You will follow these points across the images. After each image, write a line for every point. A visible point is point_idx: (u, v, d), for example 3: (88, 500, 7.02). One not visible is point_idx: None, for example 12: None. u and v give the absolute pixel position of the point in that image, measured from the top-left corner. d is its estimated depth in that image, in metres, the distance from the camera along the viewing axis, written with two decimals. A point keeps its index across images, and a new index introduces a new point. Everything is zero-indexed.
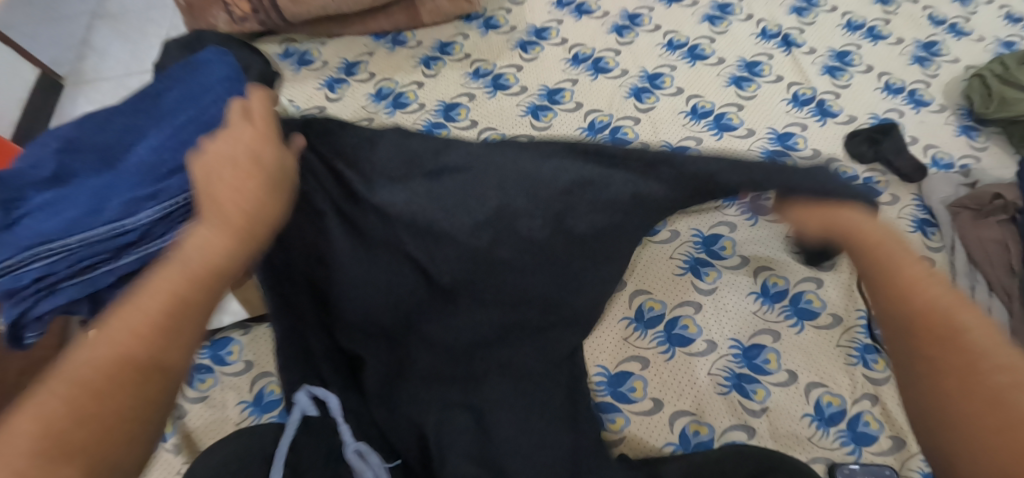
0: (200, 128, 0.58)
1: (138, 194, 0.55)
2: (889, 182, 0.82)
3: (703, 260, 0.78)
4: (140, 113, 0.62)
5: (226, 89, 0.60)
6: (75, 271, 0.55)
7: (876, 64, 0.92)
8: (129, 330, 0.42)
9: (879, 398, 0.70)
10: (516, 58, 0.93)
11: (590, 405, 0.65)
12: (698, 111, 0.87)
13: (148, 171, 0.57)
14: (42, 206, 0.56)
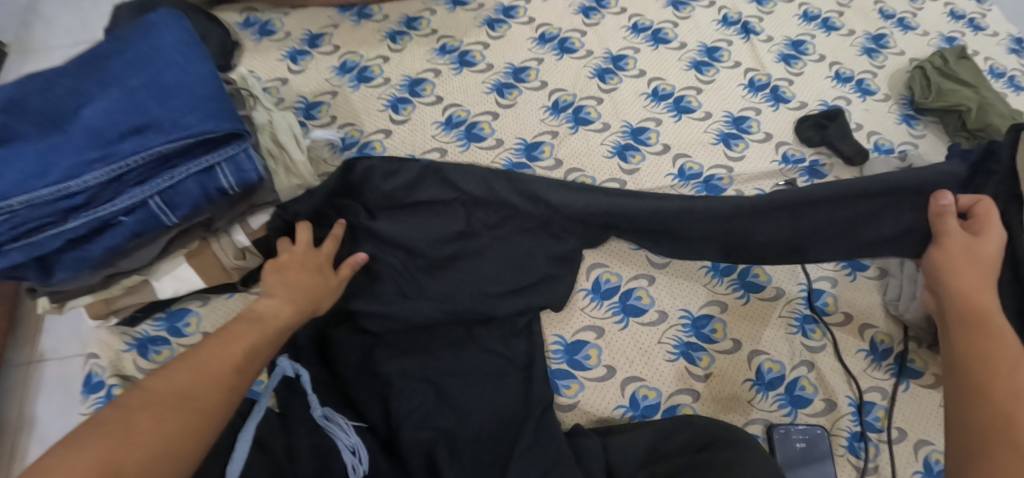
0: (153, 93, 0.59)
1: (86, 157, 0.56)
2: (833, 165, 0.87)
3: None
4: (86, 76, 0.61)
5: (182, 57, 0.62)
6: (21, 230, 0.56)
7: (829, 53, 0.96)
8: (211, 362, 0.53)
9: (814, 364, 0.75)
10: (483, 35, 0.94)
11: (532, 367, 0.70)
12: (659, 94, 0.90)
13: (96, 133, 0.57)
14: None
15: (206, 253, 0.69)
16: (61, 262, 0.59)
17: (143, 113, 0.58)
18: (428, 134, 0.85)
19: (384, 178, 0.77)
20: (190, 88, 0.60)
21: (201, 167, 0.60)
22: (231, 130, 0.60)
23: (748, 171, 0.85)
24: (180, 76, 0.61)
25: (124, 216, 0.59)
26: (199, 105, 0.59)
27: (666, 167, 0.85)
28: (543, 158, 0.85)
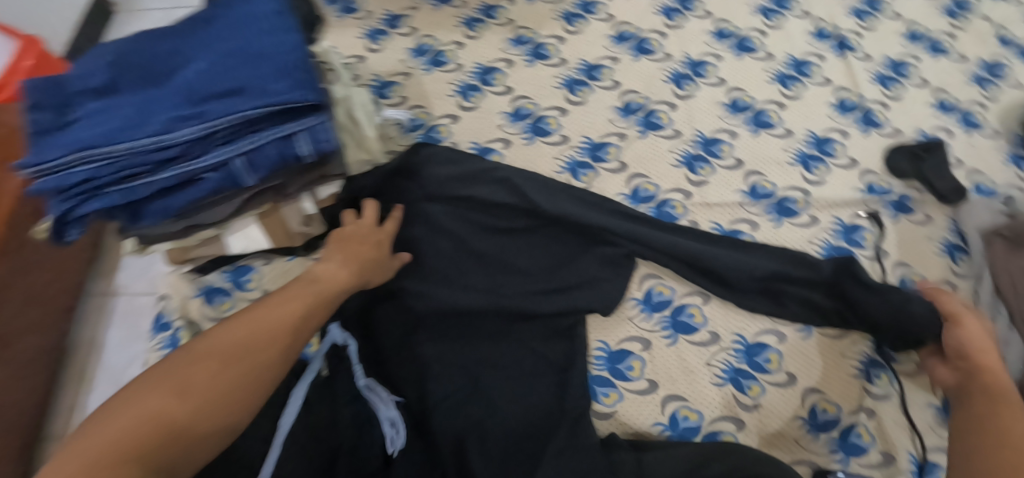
0: (245, 58, 0.61)
1: (180, 112, 0.58)
2: (922, 201, 0.80)
3: None
4: (189, 37, 0.64)
5: (275, 26, 0.63)
6: (118, 176, 0.57)
7: (933, 78, 0.88)
8: (260, 322, 0.53)
9: (874, 412, 0.69)
10: (559, 29, 0.92)
11: (572, 368, 0.68)
12: (737, 105, 0.86)
13: (193, 91, 0.59)
14: (89, 114, 0.59)
15: (277, 216, 0.70)
16: (148, 209, 0.60)
17: (236, 75, 0.60)
18: (494, 123, 0.84)
19: (445, 168, 0.76)
20: (279, 56, 0.61)
21: (281, 134, 0.60)
22: (314, 100, 0.60)
23: (826, 197, 0.80)
24: (271, 42, 0.62)
25: (209, 173, 0.60)
26: (287, 71, 0.60)
27: (736, 182, 0.81)
28: (608, 160, 0.82)
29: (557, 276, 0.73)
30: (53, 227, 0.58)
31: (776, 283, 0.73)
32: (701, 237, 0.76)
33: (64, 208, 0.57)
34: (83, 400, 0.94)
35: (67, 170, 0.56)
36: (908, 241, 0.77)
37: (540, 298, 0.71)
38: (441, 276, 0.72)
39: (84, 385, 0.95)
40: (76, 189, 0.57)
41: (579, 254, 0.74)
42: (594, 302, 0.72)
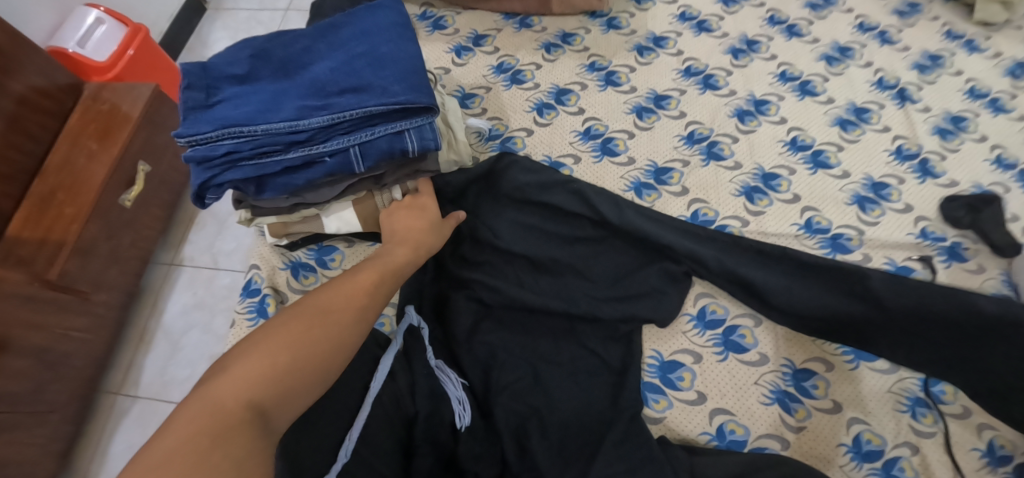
0: (371, 61, 0.68)
1: (312, 102, 0.66)
2: (976, 250, 0.82)
3: None
4: (321, 38, 0.71)
5: (398, 35, 0.70)
6: (255, 152, 0.65)
7: (992, 134, 0.91)
8: (323, 309, 0.58)
9: (919, 449, 0.71)
10: (631, 59, 0.98)
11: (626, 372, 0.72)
12: (797, 143, 0.90)
13: (322, 85, 0.67)
14: (230, 97, 0.67)
15: (368, 203, 0.77)
16: (271, 184, 0.67)
17: (362, 75, 0.67)
18: (567, 140, 0.91)
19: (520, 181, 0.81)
20: (400, 61, 0.68)
21: (394, 130, 0.67)
22: (427, 103, 0.67)
23: (879, 237, 0.83)
24: (398, 50, 0.69)
25: (328, 158, 0.67)
26: (406, 76, 0.67)
27: (792, 216, 0.85)
28: (671, 184, 0.87)
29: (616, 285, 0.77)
30: (196, 190, 0.66)
31: (828, 312, 0.75)
32: (758, 259, 0.78)
33: (206, 176, 0.65)
34: (142, 358, 1.22)
35: (211, 143, 0.65)
36: (960, 288, 0.80)
37: (599, 302, 0.75)
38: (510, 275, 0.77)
39: (145, 342, 1.24)
40: (218, 160, 0.65)
41: (638, 265, 0.78)
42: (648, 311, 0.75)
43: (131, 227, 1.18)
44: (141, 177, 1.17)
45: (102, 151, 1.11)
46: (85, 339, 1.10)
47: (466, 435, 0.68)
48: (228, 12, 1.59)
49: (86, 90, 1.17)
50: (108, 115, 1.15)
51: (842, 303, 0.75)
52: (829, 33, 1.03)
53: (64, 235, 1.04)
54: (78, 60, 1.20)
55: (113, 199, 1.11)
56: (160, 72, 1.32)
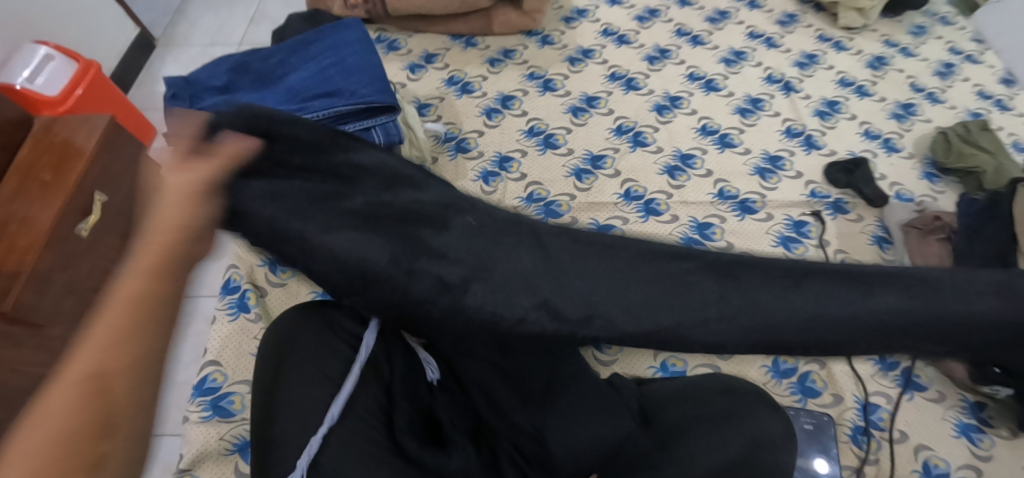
0: (341, 71, 0.81)
1: (288, 107, 0.77)
2: (854, 204, 1.00)
3: (697, 238, 0.94)
4: (294, 53, 0.84)
5: (364, 49, 0.84)
6: None
7: (860, 114, 1.11)
8: (126, 295, 0.56)
9: (825, 364, 0.86)
10: (564, 69, 1.14)
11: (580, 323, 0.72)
12: (707, 129, 1.07)
13: (297, 90, 0.80)
14: (213, 105, 0.77)
15: None
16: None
17: (333, 82, 0.80)
18: (514, 138, 1.04)
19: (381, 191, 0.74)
20: (367, 70, 0.81)
21: (362, 128, 0.79)
22: (390, 102, 0.78)
23: (779, 199, 0.99)
24: (362, 61, 0.82)
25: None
26: (372, 82, 0.79)
27: (708, 187, 1.00)
28: (606, 168, 1.01)
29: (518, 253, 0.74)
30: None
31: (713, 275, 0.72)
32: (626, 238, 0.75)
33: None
34: None
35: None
36: (847, 234, 0.96)
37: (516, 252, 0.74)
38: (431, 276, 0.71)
39: None
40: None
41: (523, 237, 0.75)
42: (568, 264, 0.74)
43: (88, 256, 1.14)
44: (98, 207, 1.14)
45: (50, 193, 1.07)
46: (39, 374, 1.06)
47: (440, 389, 0.74)
48: (178, 50, 1.66)
49: (36, 124, 1.16)
50: (62, 148, 1.12)
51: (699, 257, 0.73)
52: (725, 40, 1.21)
53: (19, 263, 1.00)
54: (28, 96, 1.19)
55: (70, 230, 1.09)
56: (115, 104, 1.34)
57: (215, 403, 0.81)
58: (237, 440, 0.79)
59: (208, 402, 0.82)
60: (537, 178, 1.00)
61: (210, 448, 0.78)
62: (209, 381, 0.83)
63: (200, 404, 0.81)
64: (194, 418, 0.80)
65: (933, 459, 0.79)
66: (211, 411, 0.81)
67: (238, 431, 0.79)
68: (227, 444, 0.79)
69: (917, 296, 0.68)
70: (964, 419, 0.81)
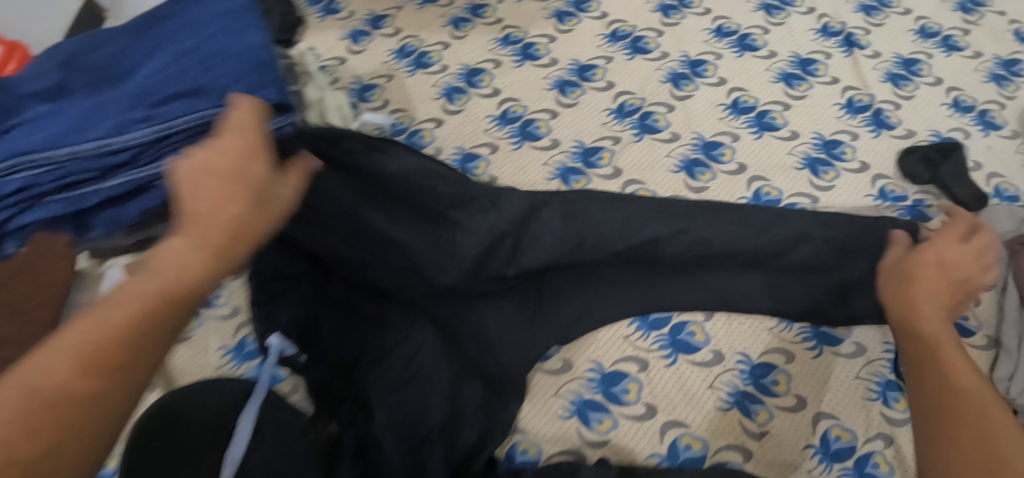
0: (205, 59, 0.55)
1: (132, 116, 0.53)
2: (941, 207, 0.74)
3: (684, 75, 0.83)
4: (147, 33, 0.59)
5: (235, 19, 0.57)
6: (63, 183, 0.52)
7: (948, 76, 0.82)
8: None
9: (895, 439, 0.63)
10: (551, 28, 0.87)
11: (536, 316, 0.69)
12: (739, 106, 0.80)
13: (147, 92, 0.55)
14: (31, 119, 0.54)
15: None
16: (96, 220, 0.54)
17: (191, 73, 0.55)
18: (481, 128, 0.80)
19: (341, 192, 0.62)
20: (242, 52, 0.56)
21: None
22: (277, 99, 0.54)
23: (835, 204, 0.74)
24: (238, 37, 0.56)
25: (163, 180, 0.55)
26: (246, 75, 0.54)
27: (739, 188, 0.75)
28: (601, 166, 0.77)
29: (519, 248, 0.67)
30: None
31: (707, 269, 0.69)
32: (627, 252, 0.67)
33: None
34: None
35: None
36: None
37: (485, 259, 0.66)
38: (404, 310, 0.67)
39: None
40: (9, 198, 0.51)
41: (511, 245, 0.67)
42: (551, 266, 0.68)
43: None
44: None
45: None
46: None
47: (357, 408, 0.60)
48: None
49: None
50: None
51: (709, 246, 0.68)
52: None
53: None
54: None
55: None
56: None
57: None
58: None
59: None
60: (508, 182, 0.76)
61: None
62: None
63: None
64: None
65: None
66: None
67: None
68: None
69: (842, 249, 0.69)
70: None
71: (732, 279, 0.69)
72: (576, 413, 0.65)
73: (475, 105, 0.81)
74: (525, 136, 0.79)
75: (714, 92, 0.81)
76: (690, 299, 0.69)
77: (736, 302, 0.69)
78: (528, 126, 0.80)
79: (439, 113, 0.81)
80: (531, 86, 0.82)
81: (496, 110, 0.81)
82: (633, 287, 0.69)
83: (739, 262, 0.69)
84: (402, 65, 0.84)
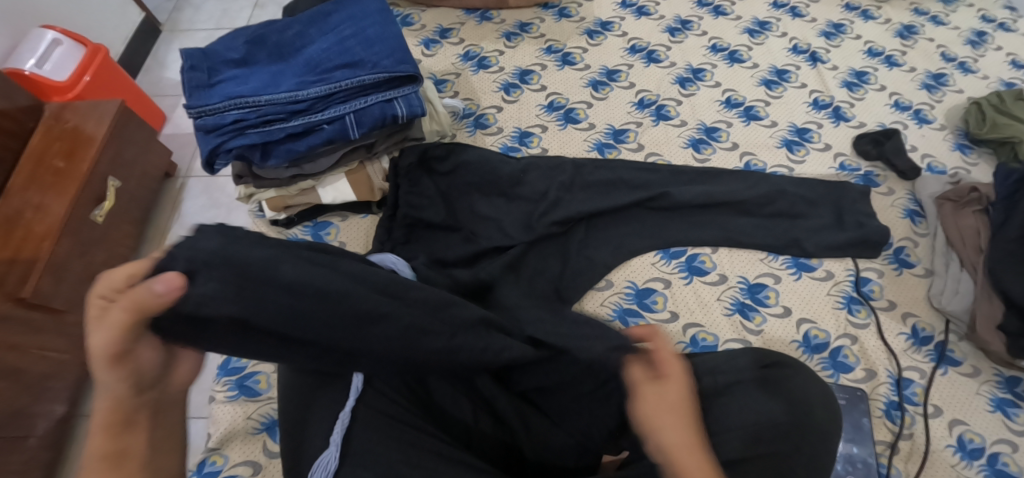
0: (360, 42, 0.85)
1: (309, 79, 0.81)
2: (886, 176, 0.97)
3: (688, 78, 1.06)
4: (313, 26, 0.88)
5: (381, 20, 0.87)
6: (262, 120, 0.80)
7: (890, 84, 1.07)
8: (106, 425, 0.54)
9: (857, 338, 0.84)
10: (583, 42, 1.11)
11: (585, 245, 0.89)
12: (731, 102, 1.04)
13: (315, 62, 0.84)
14: (236, 78, 0.83)
15: (360, 174, 0.90)
16: (276, 150, 0.81)
17: (351, 54, 0.83)
18: (533, 113, 1.02)
19: (442, 157, 0.93)
20: (386, 40, 0.85)
21: (385, 98, 0.83)
22: (412, 73, 0.83)
23: (806, 173, 0.97)
24: (382, 31, 0.86)
25: (326, 125, 0.81)
26: (393, 53, 0.84)
27: (734, 159, 0.98)
28: (628, 142, 0.99)
29: (569, 198, 0.91)
30: (208, 156, 0.80)
31: (709, 210, 0.91)
32: (647, 199, 0.91)
33: (217, 142, 0.79)
34: None
35: (220, 113, 0.79)
36: (878, 208, 0.95)
37: (549, 207, 0.90)
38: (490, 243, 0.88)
39: None
40: (227, 127, 0.79)
41: (563, 196, 0.91)
42: (595, 212, 0.90)
43: (102, 244, 1.12)
44: (110, 194, 1.12)
45: (63, 181, 1.05)
46: (63, 360, 1.02)
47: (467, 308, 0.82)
48: (186, 35, 1.62)
49: (47, 110, 1.13)
50: (73, 138, 1.10)
51: (708, 191, 0.91)
52: (749, 11, 1.17)
53: (37, 252, 0.98)
54: (37, 82, 1.18)
55: (84, 215, 1.07)
56: (122, 91, 1.30)
57: (241, 382, 0.81)
58: (265, 418, 0.78)
59: (234, 382, 0.81)
60: (556, 152, 0.98)
61: (237, 428, 0.77)
62: (234, 362, 0.82)
63: (226, 384, 0.81)
64: (220, 397, 0.80)
65: (968, 434, 0.77)
66: (237, 391, 0.80)
67: (265, 411, 0.79)
68: (255, 424, 0.78)
69: (811, 198, 0.93)
70: (999, 394, 0.80)
71: (733, 219, 0.91)
72: (619, 319, 0.84)
73: (526, 97, 1.04)
74: (568, 120, 1.01)
75: (712, 91, 1.05)
76: (700, 231, 0.90)
77: (737, 235, 0.90)
78: (570, 113, 1.02)
79: (499, 102, 1.03)
80: (570, 84, 1.05)
81: (543, 100, 1.03)
82: (657, 223, 0.91)
83: (731, 205, 0.91)
84: (467, 67, 1.07)
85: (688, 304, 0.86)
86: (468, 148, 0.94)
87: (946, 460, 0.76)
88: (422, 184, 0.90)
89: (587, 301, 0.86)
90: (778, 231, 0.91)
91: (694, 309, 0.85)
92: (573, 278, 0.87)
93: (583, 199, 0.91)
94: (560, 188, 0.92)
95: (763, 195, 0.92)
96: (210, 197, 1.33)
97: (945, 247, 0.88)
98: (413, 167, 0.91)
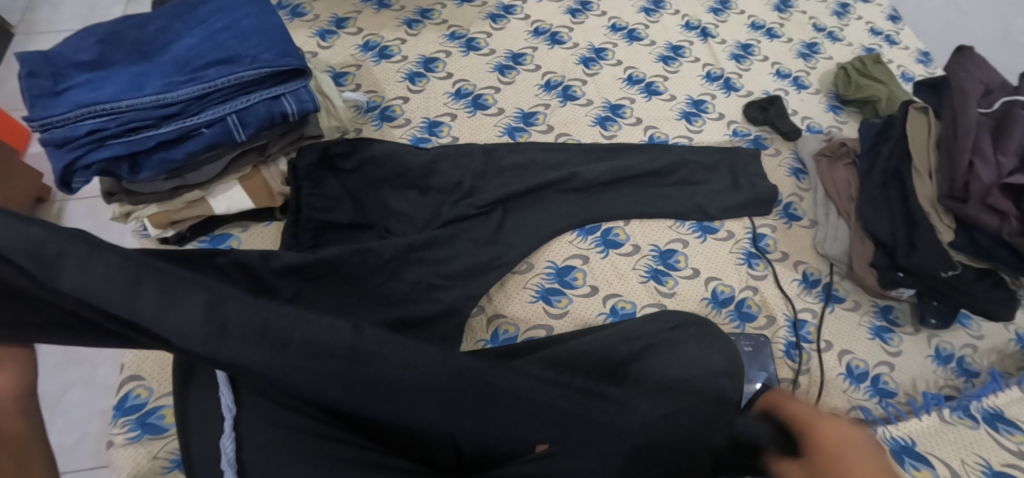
0: (234, 35, 0.81)
1: (179, 80, 0.76)
2: (772, 139, 1.06)
3: (591, 58, 1.10)
4: (178, 19, 0.83)
5: (256, 11, 0.84)
6: (126, 128, 0.74)
7: (772, 55, 1.15)
8: None
9: (758, 289, 0.93)
10: (487, 27, 1.11)
11: (502, 229, 0.91)
12: (633, 79, 1.09)
13: (184, 60, 0.78)
14: (85, 83, 0.76)
15: (256, 178, 0.87)
16: (147, 161, 0.76)
17: (226, 48, 0.79)
18: (441, 102, 1.02)
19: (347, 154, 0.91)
20: (264, 33, 0.82)
21: (270, 95, 0.80)
22: (299, 66, 0.80)
23: (703, 141, 1.04)
24: (259, 21, 0.83)
25: (205, 129, 0.77)
26: (270, 44, 0.80)
27: (639, 134, 1.03)
28: (538, 124, 1.02)
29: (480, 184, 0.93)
30: (61, 174, 0.73)
31: (614, 182, 0.96)
32: (555, 177, 0.94)
33: (72, 156, 0.73)
34: None
35: (73, 124, 0.73)
36: (768, 169, 1.03)
37: (462, 196, 0.91)
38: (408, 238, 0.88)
39: None
40: (84, 139, 0.73)
41: (475, 183, 0.93)
42: (510, 196, 0.92)
43: None
44: None
45: None
46: None
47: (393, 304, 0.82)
48: (44, 37, 1.46)
49: None
50: None
51: (613, 165, 0.96)
52: None
53: None
54: None
55: None
56: None
57: (143, 421, 0.73)
58: (174, 455, 0.71)
59: (134, 421, 0.73)
60: (467, 140, 0.98)
61: (142, 470, 0.70)
62: (131, 399, 0.75)
63: (125, 426, 0.73)
64: (119, 441, 0.72)
65: (854, 361, 0.88)
66: (139, 430, 0.72)
67: (173, 448, 0.72)
68: (163, 462, 0.71)
69: (705, 165, 1.00)
70: (876, 322, 0.91)
71: (641, 192, 0.97)
72: (543, 297, 0.88)
73: (434, 86, 1.03)
74: (476, 107, 1.02)
75: (614, 70, 1.09)
76: (606, 203, 0.95)
77: (641, 204, 0.96)
78: (478, 99, 1.02)
79: (405, 93, 1.02)
80: (476, 70, 1.06)
81: (450, 88, 1.03)
82: (566, 199, 0.94)
83: (634, 176, 0.97)
84: (369, 58, 1.05)
85: (607, 276, 0.90)
86: (375, 145, 0.93)
87: (839, 387, 0.85)
88: (328, 182, 0.88)
89: (511, 285, 0.88)
90: (679, 196, 0.97)
91: (613, 279, 0.90)
92: (494, 263, 0.88)
93: (495, 185, 0.93)
94: (473, 175, 0.93)
95: (666, 166, 0.98)
96: (95, 220, 1.22)
97: (824, 199, 0.98)
98: (317, 168, 0.88)
